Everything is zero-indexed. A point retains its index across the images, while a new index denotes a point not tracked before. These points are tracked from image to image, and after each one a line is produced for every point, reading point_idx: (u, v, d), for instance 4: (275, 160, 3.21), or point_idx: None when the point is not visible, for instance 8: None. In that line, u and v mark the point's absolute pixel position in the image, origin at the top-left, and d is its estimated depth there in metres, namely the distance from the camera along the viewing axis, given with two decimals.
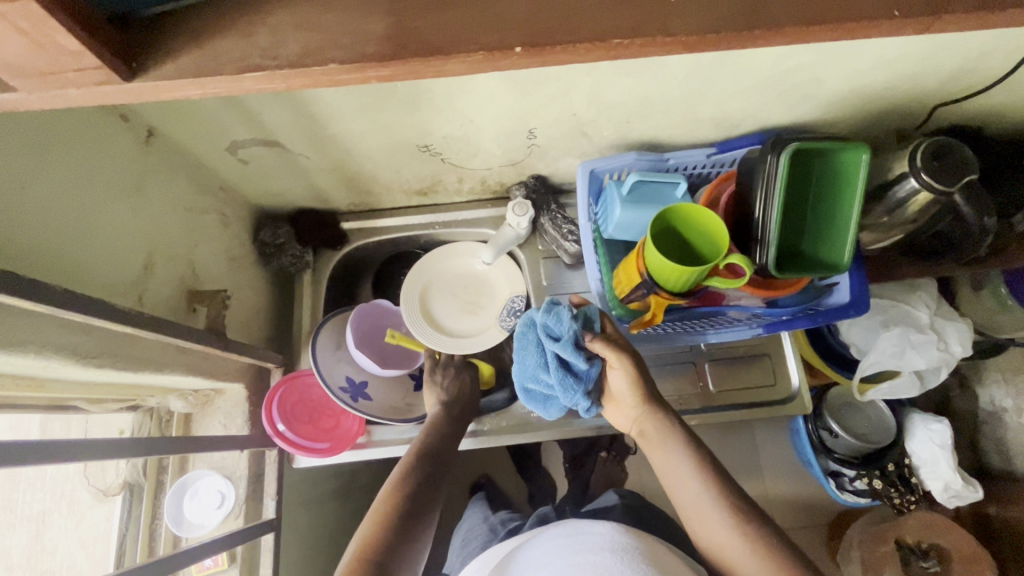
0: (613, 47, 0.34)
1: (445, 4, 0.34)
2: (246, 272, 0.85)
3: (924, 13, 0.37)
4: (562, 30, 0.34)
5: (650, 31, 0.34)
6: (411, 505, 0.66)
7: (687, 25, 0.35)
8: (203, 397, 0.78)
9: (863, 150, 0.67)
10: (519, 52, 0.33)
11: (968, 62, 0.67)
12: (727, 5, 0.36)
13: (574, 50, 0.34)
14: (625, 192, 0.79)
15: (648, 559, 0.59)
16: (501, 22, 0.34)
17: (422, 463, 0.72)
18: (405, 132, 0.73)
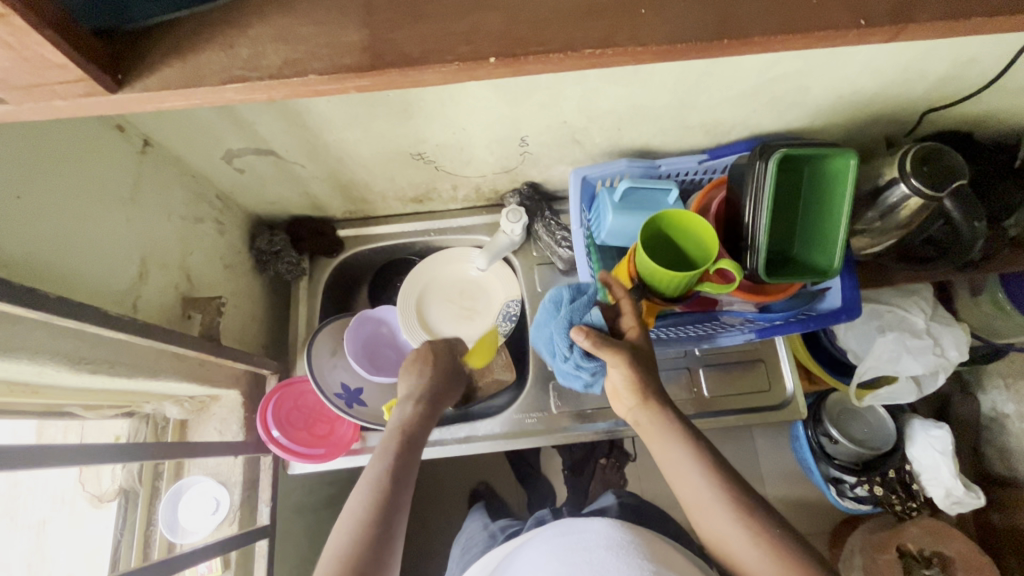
0: (585, 56, 0.35)
1: (421, 16, 0.35)
2: (242, 280, 0.86)
3: (893, 21, 0.37)
4: (536, 40, 0.35)
5: (622, 41, 0.35)
6: (387, 533, 0.55)
7: (658, 36, 0.35)
8: (198, 403, 0.79)
9: (851, 156, 0.68)
10: (493, 62, 0.34)
11: (953, 69, 0.68)
12: (698, 14, 0.36)
13: (548, 59, 0.35)
14: (616, 199, 0.80)
15: (642, 552, 0.60)
16: (476, 32, 0.35)
17: (393, 476, 0.61)
18: (397, 140, 0.74)
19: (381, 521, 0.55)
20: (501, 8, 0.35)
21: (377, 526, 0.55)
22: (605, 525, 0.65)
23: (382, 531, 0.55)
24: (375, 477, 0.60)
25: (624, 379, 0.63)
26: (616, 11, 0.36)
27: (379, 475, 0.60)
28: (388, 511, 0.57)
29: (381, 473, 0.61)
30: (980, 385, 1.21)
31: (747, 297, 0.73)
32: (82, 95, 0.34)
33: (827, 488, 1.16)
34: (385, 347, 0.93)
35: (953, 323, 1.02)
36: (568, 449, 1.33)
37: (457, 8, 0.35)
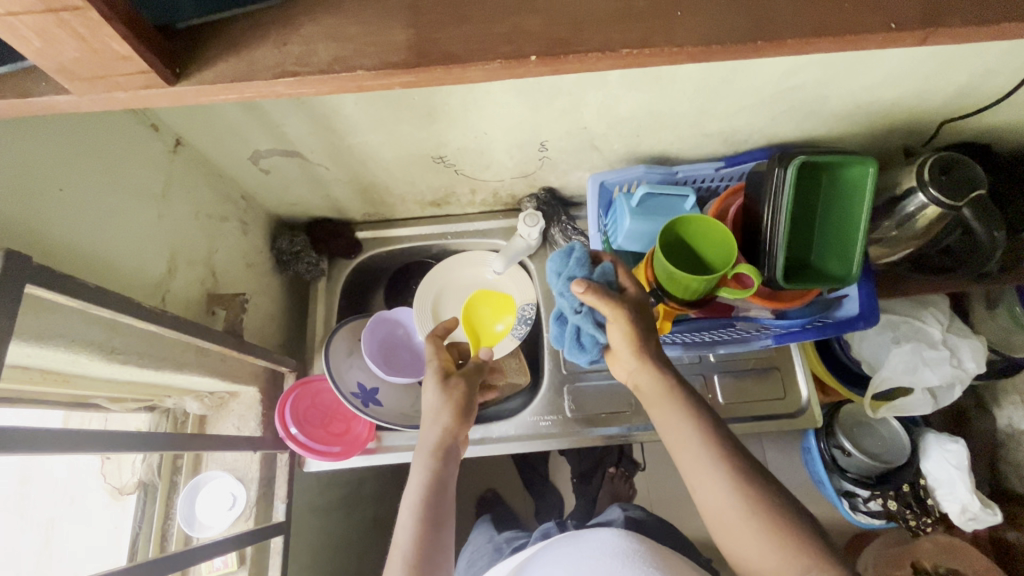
0: (623, 56, 0.36)
1: (463, 17, 0.36)
2: (264, 278, 0.87)
3: (920, 26, 0.38)
4: (574, 39, 0.36)
5: (659, 42, 0.36)
6: (437, 558, 0.58)
7: (694, 37, 0.36)
8: (218, 399, 0.80)
9: (871, 164, 0.68)
10: (534, 60, 0.35)
11: (973, 80, 0.69)
12: (730, 17, 0.37)
13: (586, 58, 0.36)
14: (634, 205, 0.80)
15: (650, 563, 0.63)
16: (516, 33, 0.36)
17: (435, 499, 0.62)
18: (420, 143, 0.76)
19: (429, 548, 0.58)
20: (541, 10, 0.36)
21: (428, 553, 0.58)
22: (613, 536, 0.68)
23: (432, 557, 0.58)
24: (417, 502, 0.62)
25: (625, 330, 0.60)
26: (653, 15, 0.37)
27: (420, 500, 0.62)
28: (434, 537, 0.59)
29: (421, 497, 0.62)
30: (997, 401, 1.20)
31: (763, 303, 0.74)
32: (142, 86, 0.35)
33: (840, 502, 1.15)
34: (400, 348, 0.94)
35: (969, 334, 1.02)
36: (579, 457, 1.33)
37: (498, 11, 0.37)
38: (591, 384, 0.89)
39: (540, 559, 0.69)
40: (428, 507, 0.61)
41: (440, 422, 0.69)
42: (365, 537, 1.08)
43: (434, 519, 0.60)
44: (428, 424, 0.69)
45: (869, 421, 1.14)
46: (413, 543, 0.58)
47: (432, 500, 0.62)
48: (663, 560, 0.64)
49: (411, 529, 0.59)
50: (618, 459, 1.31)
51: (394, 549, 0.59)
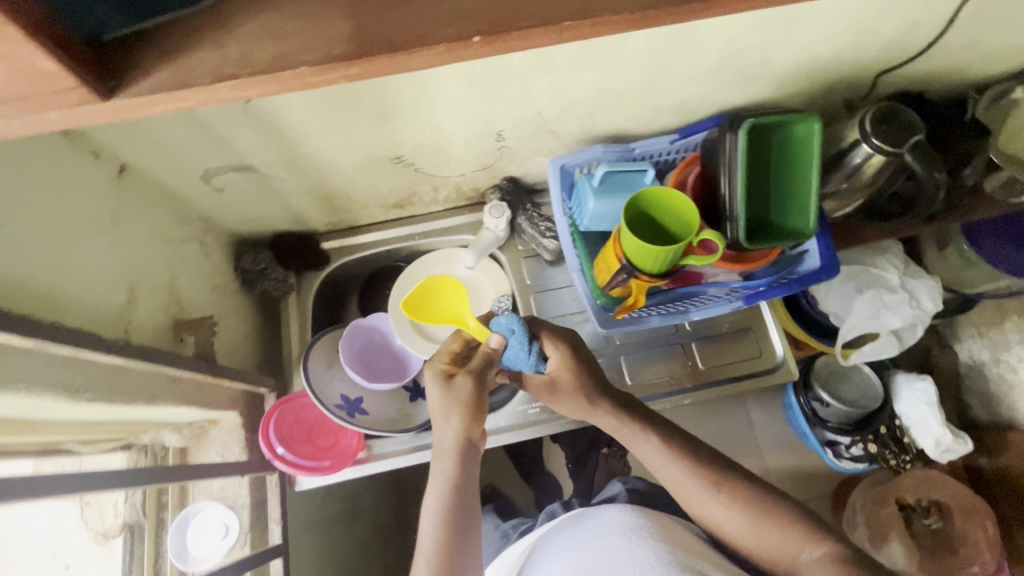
0: (564, 30, 0.36)
1: (403, 4, 0.37)
2: (232, 299, 0.85)
3: None
4: (517, 18, 0.36)
5: (598, 11, 0.37)
6: (466, 556, 0.63)
7: (633, 4, 0.37)
8: (197, 429, 0.79)
9: (815, 121, 0.70)
10: (478, 39, 0.35)
11: (900, 31, 0.73)
12: None
13: (529, 34, 0.36)
14: (596, 184, 0.82)
15: (658, 536, 0.64)
16: (461, 15, 0.37)
17: (458, 502, 0.66)
18: (378, 144, 0.75)
19: (458, 549, 0.63)
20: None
21: (454, 554, 0.62)
22: (617, 512, 0.69)
23: (462, 558, 0.63)
24: (441, 509, 0.65)
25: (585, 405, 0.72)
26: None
27: (444, 505, 0.65)
28: (460, 532, 0.64)
29: (446, 504, 0.65)
30: (957, 336, 1.28)
31: (730, 267, 0.77)
32: (73, 105, 0.34)
33: (824, 451, 1.21)
34: (381, 355, 0.93)
35: (924, 275, 1.08)
36: (572, 441, 1.34)
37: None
38: None
39: (551, 540, 0.70)
40: (452, 511, 0.65)
41: (452, 424, 0.70)
42: (369, 549, 1.07)
43: (461, 521, 0.65)
44: (441, 428, 0.70)
45: (842, 369, 1.21)
46: (441, 544, 0.63)
47: (456, 504, 0.65)
48: (669, 533, 0.66)
49: (436, 535, 0.63)
50: (610, 438, 1.34)
51: (420, 554, 0.63)
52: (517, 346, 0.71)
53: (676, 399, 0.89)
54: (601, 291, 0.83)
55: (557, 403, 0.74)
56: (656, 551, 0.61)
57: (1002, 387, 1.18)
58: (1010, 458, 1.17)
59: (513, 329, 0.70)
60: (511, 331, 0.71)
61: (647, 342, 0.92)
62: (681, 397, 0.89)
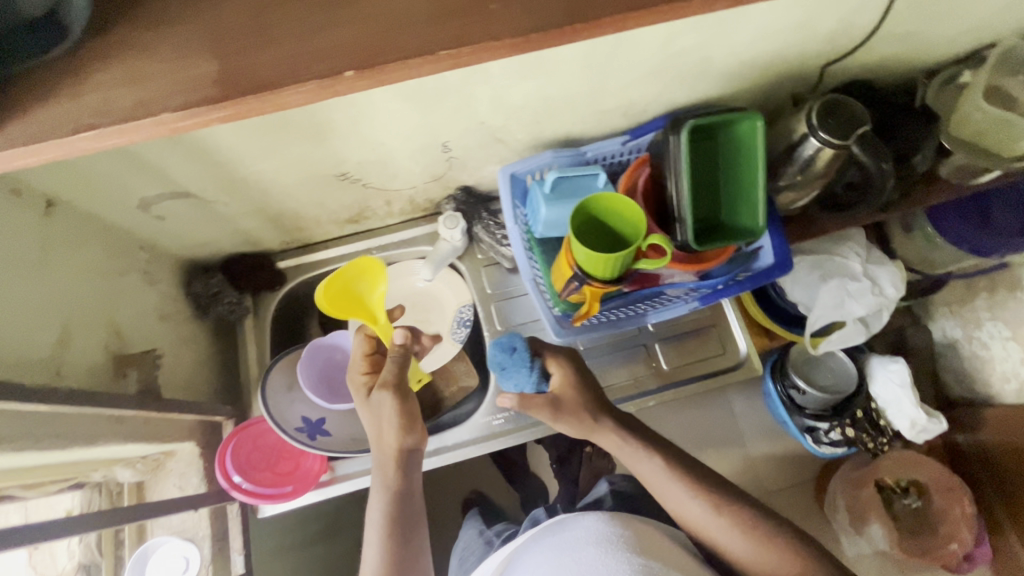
0: (441, 59, 0.38)
1: (270, 42, 0.38)
2: (186, 327, 0.83)
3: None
4: (389, 48, 0.38)
5: (476, 39, 0.39)
6: (411, 560, 0.67)
7: (514, 27, 0.39)
8: (152, 462, 0.77)
9: (757, 119, 0.70)
10: (351, 74, 0.37)
11: (840, 22, 0.72)
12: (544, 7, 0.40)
13: (407, 64, 0.38)
14: (547, 190, 0.81)
15: (633, 547, 0.63)
16: (332, 49, 0.38)
17: (401, 511, 0.69)
18: (320, 163, 0.74)
19: (403, 556, 0.66)
20: (352, 19, 0.38)
21: (399, 561, 0.66)
22: (595, 520, 0.68)
23: (407, 562, 0.66)
24: (383, 520, 0.68)
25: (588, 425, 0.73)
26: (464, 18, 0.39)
27: (387, 517, 0.68)
28: (404, 538, 0.68)
29: (389, 515, 0.68)
30: (931, 315, 1.31)
31: (684, 268, 0.76)
32: None
33: (804, 438, 1.19)
34: (343, 373, 0.92)
35: (887, 262, 1.08)
36: (554, 442, 1.34)
37: (304, 32, 0.38)
38: None
39: (530, 545, 0.70)
40: (394, 519, 0.68)
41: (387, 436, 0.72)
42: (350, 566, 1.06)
43: (403, 529, 0.68)
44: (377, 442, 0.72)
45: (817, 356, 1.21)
46: (385, 553, 0.66)
47: (397, 514, 0.68)
48: (647, 544, 0.65)
49: (381, 545, 0.67)
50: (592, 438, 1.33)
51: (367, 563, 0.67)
52: (517, 364, 0.74)
53: (640, 401, 0.88)
54: (559, 298, 0.82)
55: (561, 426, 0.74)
56: (630, 564, 0.61)
57: (976, 362, 1.21)
58: (983, 434, 1.19)
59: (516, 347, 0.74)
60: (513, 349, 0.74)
61: (614, 345, 0.91)
62: (646, 399, 0.89)
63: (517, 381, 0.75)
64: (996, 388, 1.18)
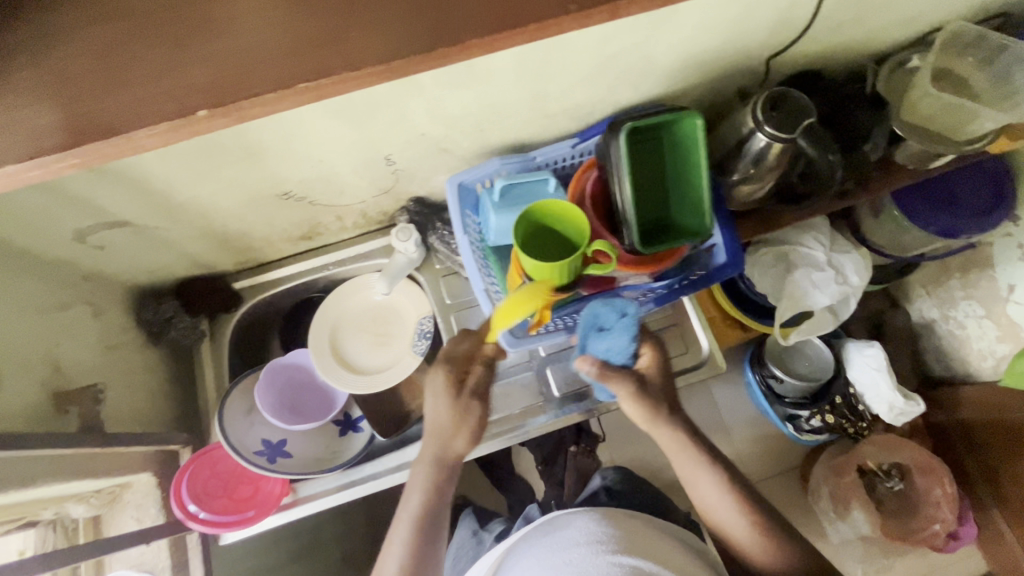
0: (301, 90, 0.42)
1: (118, 87, 0.42)
2: (138, 356, 0.82)
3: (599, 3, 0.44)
4: (244, 85, 0.42)
5: (339, 68, 0.42)
6: (429, 562, 0.68)
7: (376, 56, 0.42)
8: (108, 494, 0.75)
9: (696, 118, 0.69)
10: (201, 114, 0.41)
11: (778, 15, 0.71)
12: (412, 29, 0.43)
13: (264, 99, 0.41)
14: (496, 199, 0.81)
15: (622, 547, 0.66)
16: (191, 89, 0.42)
17: (434, 512, 0.70)
18: (259, 184, 0.72)
19: (422, 557, 0.68)
20: (217, 60, 0.42)
21: (419, 560, 0.67)
22: (586, 521, 0.71)
23: (424, 563, 0.68)
24: (414, 518, 0.69)
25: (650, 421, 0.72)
26: (307, 48, 0.42)
27: (418, 515, 0.69)
28: (428, 540, 0.69)
29: (421, 514, 0.69)
30: (908, 297, 1.30)
31: (636, 270, 0.75)
32: None
33: (786, 426, 1.21)
34: (307, 391, 0.92)
35: (850, 249, 1.08)
36: (538, 444, 1.33)
37: (149, 75, 0.42)
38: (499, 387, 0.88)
39: (525, 545, 0.73)
40: (422, 519, 0.69)
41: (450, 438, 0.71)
42: None
43: (429, 530, 0.69)
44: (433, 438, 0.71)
45: (797, 345, 1.22)
46: (408, 550, 0.68)
47: (428, 515, 0.69)
48: (635, 543, 0.68)
49: (406, 542, 0.68)
50: (575, 436, 1.33)
51: (388, 555, 0.69)
52: (621, 330, 0.68)
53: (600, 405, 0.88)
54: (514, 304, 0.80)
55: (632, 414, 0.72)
56: (617, 565, 0.63)
57: (954, 342, 1.21)
58: (962, 411, 1.20)
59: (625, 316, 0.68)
60: (621, 316, 0.68)
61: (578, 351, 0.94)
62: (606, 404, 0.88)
63: (618, 351, 0.69)
64: (974, 366, 1.19)
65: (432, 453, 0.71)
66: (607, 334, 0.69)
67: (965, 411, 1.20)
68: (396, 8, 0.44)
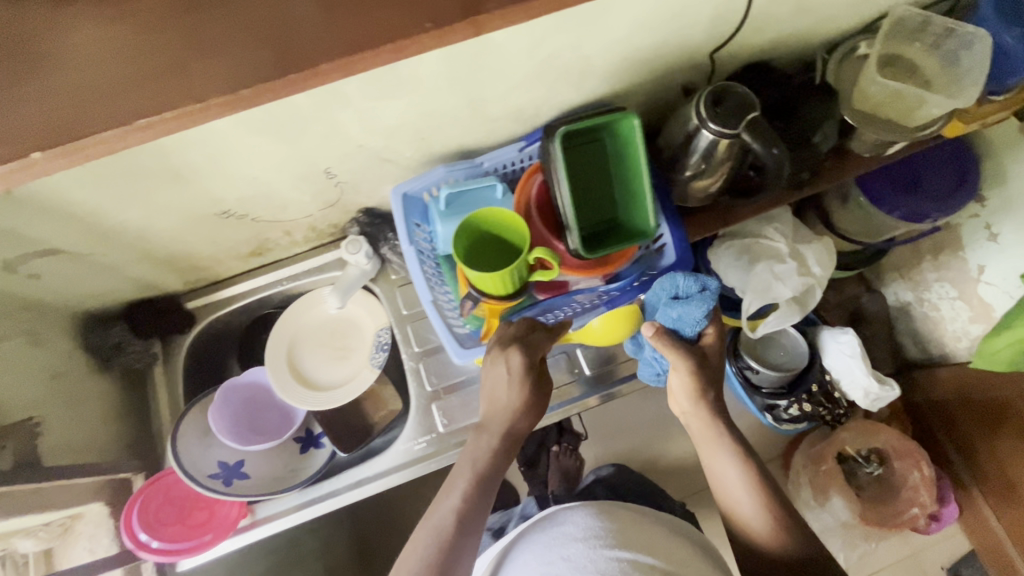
0: (141, 127, 0.40)
1: None
2: (84, 384, 0.80)
3: (455, 20, 0.42)
4: (86, 121, 0.40)
5: (172, 103, 0.40)
6: (475, 527, 0.62)
7: (231, 83, 0.40)
8: (59, 527, 0.74)
9: (632, 117, 0.68)
10: (36, 156, 0.39)
11: (716, 9, 0.70)
12: (256, 57, 0.41)
13: (85, 148, 0.40)
14: (443, 207, 0.80)
15: (618, 541, 0.69)
16: (21, 132, 0.40)
17: (490, 475, 0.65)
18: (193, 203, 0.70)
19: (471, 521, 0.62)
20: (63, 100, 0.40)
21: (468, 523, 0.62)
22: (584, 516, 0.74)
23: (472, 526, 0.62)
24: (473, 476, 0.64)
25: (692, 401, 0.72)
26: (151, 82, 0.41)
27: (476, 475, 0.64)
28: (481, 505, 0.63)
29: (478, 474, 0.65)
30: (882, 280, 1.28)
31: (584, 272, 0.75)
32: None
33: (765, 416, 1.19)
34: (268, 409, 0.90)
35: (812, 238, 1.07)
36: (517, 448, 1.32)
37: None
38: (456, 397, 0.87)
39: (526, 537, 0.76)
40: (482, 479, 0.64)
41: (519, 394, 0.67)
42: None
43: (482, 495, 0.64)
44: (506, 391, 0.67)
45: (770, 335, 1.20)
46: (459, 509, 0.62)
47: (485, 477, 0.65)
48: (630, 535, 0.71)
49: (459, 500, 0.63)
50: (558, 434, 1.23)
51: (434, 512, 0.63)
52: (697, 299, 0.69)
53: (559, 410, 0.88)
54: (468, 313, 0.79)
55: (681, 389, 0.72)
56: (614, 559, 0.66)
57: (930, 325, 1.20)
58: (938, 392, 1.19)
59: (705, 289, 0.69)
60: (701, 287, 0.69)
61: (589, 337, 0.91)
62: (567, 408, 0.88)
63: (694, 322, 0.69)
64: (950, 347, 1.18)
65: (505, 408, 0.67)
66: (687, 304, 0.70)
67: (941, 392, 1.19)
68: (280, 25, 0.42)
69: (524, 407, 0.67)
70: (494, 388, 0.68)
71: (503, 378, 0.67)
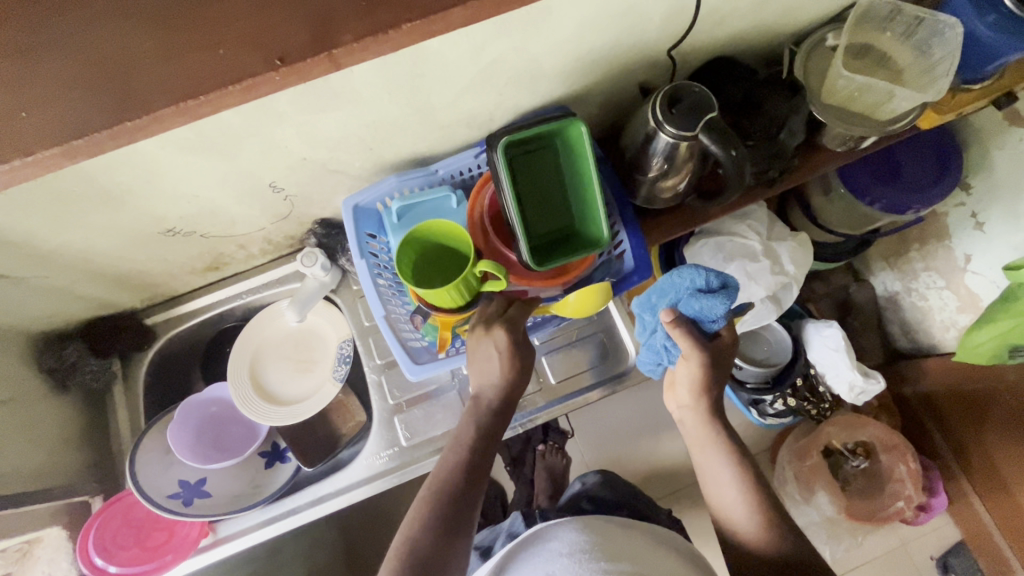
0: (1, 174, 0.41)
1: None
2: (42, 407, 0.78)
3: (307, 56, 0.42)
4: None
5: (32, 148, 0.41)
6: (469, 495, 0.63)
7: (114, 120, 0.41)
8: (17, 552, 0.75)
9: (576, 124, 0.66)
10: None
11: (668, 5, 0.67)
12: (99, 95, 0.41)
13: None
14: (396, 220, 0.78)
15: (604, 554, 0.65)
16: None
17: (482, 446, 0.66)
18: (133, 223, 0.69)
19: (464, 487, 0.63)
20: None
21: (462, 488, 0.62)
22: (570, 531, 0.70)
23: (466, 492, 0.62)
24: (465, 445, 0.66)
25: (693, 397, 0.70)
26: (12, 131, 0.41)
27: (468, 444, 0.66)
28: (474, 473, 0.64)
29: (470, 444, 0.66)
30: (870, 269, 1.26)
31: (545, 282, 0.73)
32: None
33: (750, 411, 1.16)
34: (230, 424, 0.90)
35: (787, 236, 1.05)
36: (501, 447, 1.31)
37: None
38: (420, 409, 0.86)
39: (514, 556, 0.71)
40: (473, 448, 0.66)
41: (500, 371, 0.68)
42: None
43: (474, 463, 0.65)
44: (493, 367, 0.68)
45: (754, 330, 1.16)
46: (453, 475, 0.63)
47: (476, 445, 0.66)
48: (617, 547, 0.67)
49: (452, 469, 0.64)
50: (543, 432, 1.21)
51: (431, 481, 0.63)
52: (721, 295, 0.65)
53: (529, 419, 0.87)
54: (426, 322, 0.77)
55: (685, 384, 0.70)
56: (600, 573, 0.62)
57: (917, 314, 1.17)
58: (926, 384, 1.16)
59: (726, 284, 0.66)
60: (724, 283, 0.65)
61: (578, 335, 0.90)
62: (535, 417, 0.87)
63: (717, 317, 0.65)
64: (938, 338, 1.15)
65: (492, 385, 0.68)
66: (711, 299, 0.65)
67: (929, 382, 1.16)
68: (174, 63, 0.42)
69: (512, 383, 0.68)
70: (481, 367, 0.68)
71: (488, 358, 0.68)
